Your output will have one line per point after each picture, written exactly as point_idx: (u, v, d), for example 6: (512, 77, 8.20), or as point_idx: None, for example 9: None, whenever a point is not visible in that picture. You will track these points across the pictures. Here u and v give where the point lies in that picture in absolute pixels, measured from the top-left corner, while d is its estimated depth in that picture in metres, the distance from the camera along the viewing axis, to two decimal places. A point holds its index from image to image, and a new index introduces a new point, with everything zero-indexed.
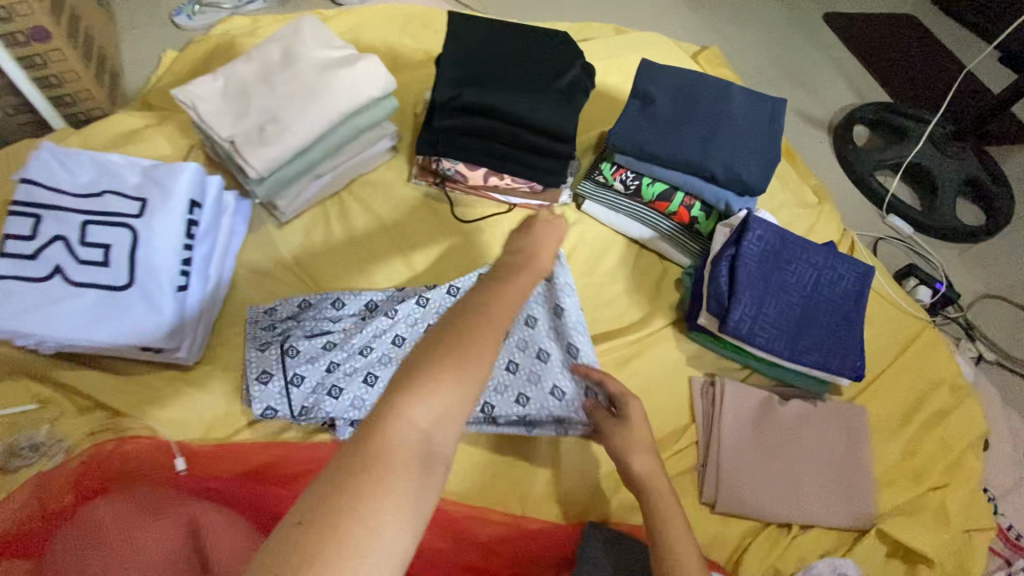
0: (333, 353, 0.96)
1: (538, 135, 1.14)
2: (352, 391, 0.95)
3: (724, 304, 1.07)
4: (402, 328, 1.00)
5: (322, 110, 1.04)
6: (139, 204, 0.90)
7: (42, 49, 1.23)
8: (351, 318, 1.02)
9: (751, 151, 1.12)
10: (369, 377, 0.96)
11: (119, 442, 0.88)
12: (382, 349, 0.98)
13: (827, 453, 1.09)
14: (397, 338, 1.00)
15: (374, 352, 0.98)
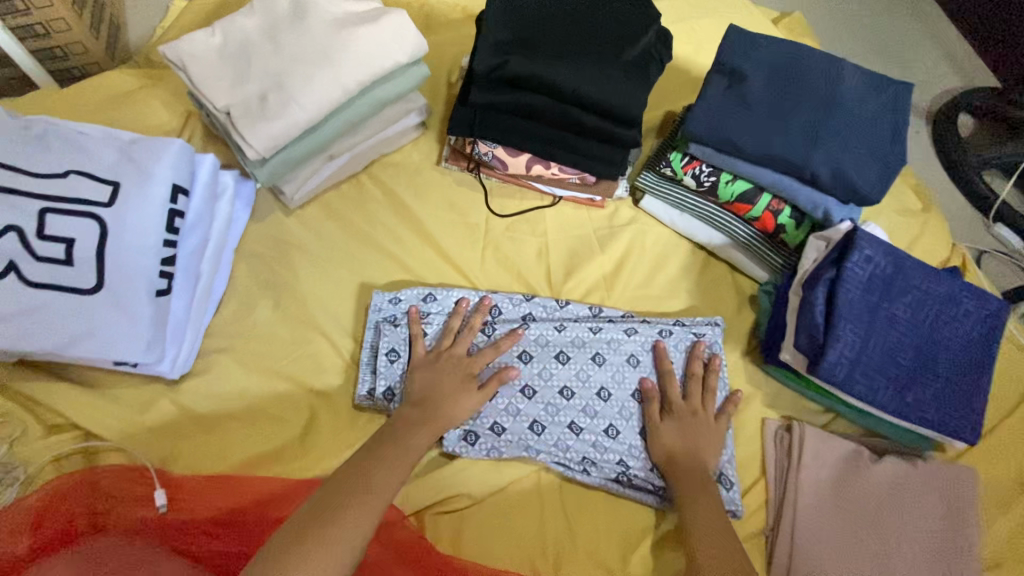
0: (496, 381, 0.87)
1: (599, 117, 0.92)
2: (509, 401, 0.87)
3: (817, 339, 0.87)
4: (588, 362, 0.90)
5: (337, 77, 0.85)
6: (110, 189, 0.73)
7: None
8: (542, 341, 0.91)
9: (866, 150, 0.89)
10: (533, 426, 0.87)
11: (89, 474, 0.75)
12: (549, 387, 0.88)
13: (929, 524, 0.89)
14: (574, 369, 0.89)
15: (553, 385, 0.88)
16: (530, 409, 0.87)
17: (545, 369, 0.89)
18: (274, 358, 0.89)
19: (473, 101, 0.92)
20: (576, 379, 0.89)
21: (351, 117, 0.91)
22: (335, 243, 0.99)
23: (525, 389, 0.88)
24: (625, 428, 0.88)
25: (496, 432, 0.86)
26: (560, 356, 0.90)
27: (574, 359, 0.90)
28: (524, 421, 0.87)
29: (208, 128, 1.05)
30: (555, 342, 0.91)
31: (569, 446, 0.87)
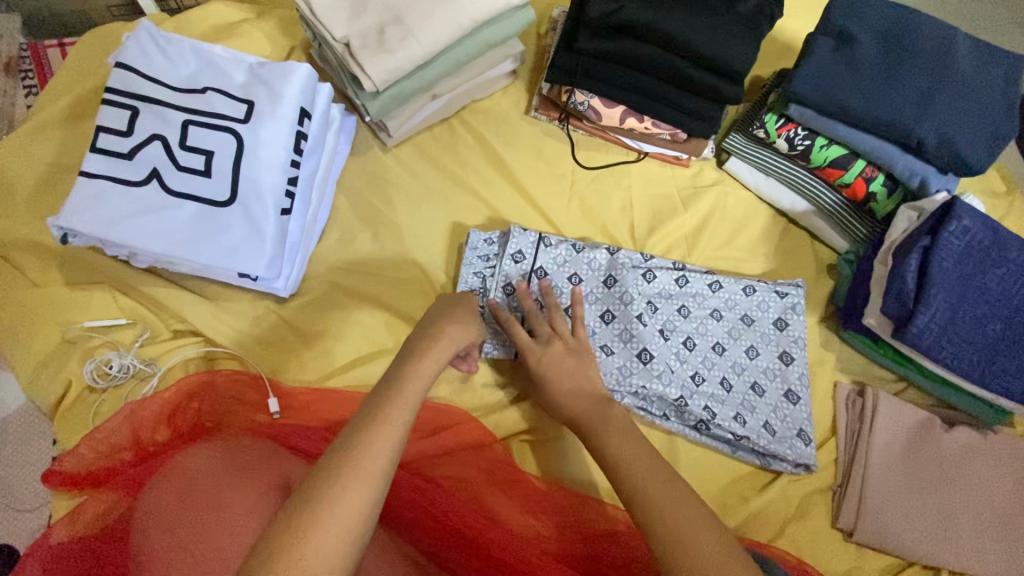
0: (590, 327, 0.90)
1: (705, 71, 0.92)
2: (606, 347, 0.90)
3: (907, 305, 0.88)
4: (675, 313, 0.92)
5: (453, 15, 0.87)
6: (245, 107, 0.77)
7: None
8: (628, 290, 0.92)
9: (975, 120, 0.89)
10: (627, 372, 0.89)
11: (212, 376, 0.80)
12: (645, 331, 0.90)
13: (998, 493, 0.90)
14: (664, 319, 0.92)
15: (648, 332, 0.90)
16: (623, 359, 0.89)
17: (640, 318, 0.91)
18: (371, 286, 0.93)
19: (581, 47, 0.93)
20: (664, 327, 0.91)
21: (457, 57, 0.93)
22: (428, 182, 1.02)
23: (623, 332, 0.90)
24: (708, 376, 0.91)
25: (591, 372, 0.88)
26: (649, 304, 0.92)
27: (663, 309, 0.92)
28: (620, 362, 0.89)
29: (309, 62, 1.07)
30: (646, 292, 0.92)
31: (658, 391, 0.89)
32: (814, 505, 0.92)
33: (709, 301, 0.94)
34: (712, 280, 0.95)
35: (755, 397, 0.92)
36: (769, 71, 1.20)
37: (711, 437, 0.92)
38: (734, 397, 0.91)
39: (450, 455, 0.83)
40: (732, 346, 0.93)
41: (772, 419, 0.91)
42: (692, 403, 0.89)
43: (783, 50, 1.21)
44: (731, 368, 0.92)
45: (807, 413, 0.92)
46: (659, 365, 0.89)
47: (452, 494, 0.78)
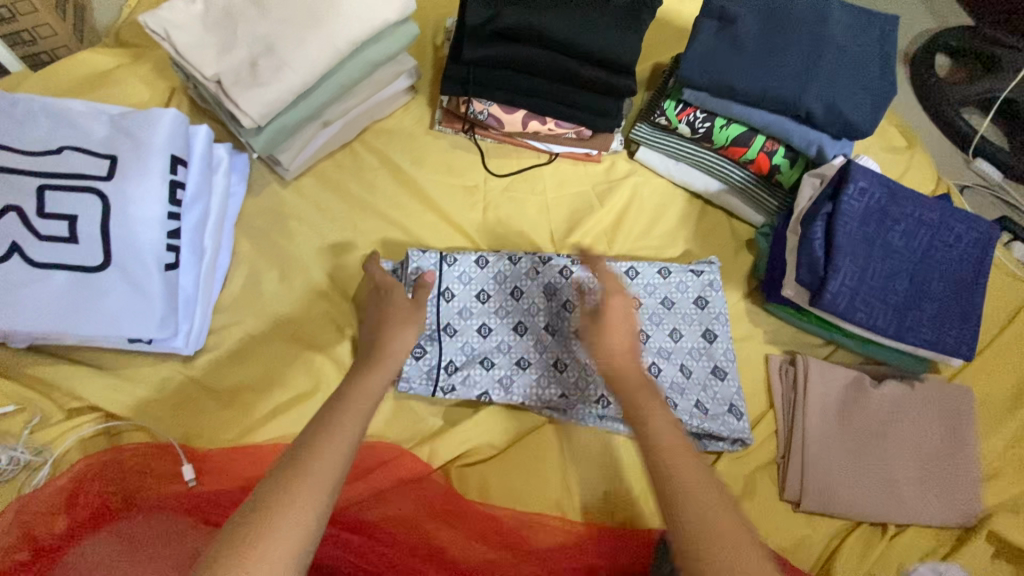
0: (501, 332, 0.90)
1: (595, 66, 0.92)
2: (527, 341, 0.90)
3: (819, 271, 0.89)
4: None
5: (328, 38, 0.84)
6: (108, 163, 0.72)
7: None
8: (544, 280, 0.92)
9: (857, 84, 0.91)
10: (556, 363, 0.89)
11: (116, 453, 0.76)
12: (566, 325, 0.91)
13: (929, 440, 0.94)
14: (584, 310, 0.92)
15: (570, 325, 0.91)
16: (557, 348, 0.89)
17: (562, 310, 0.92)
18: (284, 328, 0.89)
19: (468, 56, 0.92)
20: None
21: (342, 81, 0.90)
22: (334, 213, 0.98)
23: (547, 327, 0.90)
24: None
25: (521, 366, 0.88)
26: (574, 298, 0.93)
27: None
28: (548, 357, 0.89)
29: (192, 103, 1.02)
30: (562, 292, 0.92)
31: (587, 381, 0.88)
32: (761, 481, 0.92)
33: (626, 290, 0.95)
34: (629, 267, 0.96)
35: (683, 379, 0.92)
36: (667, 55, 1.21)
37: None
38: (663, 382, 0.91)
39: (382, 494, 0.79)
40: (655, 331, 0.94)
41: (703, 398, 0.91)
42: (621, 394, 0.88)
43: (679, 34, 1.22)
44: (658, 353, 0.92)
45: (738, 388, 0.93)
46: (583, 358, 0.89)
47: (388, 538, 0.73)
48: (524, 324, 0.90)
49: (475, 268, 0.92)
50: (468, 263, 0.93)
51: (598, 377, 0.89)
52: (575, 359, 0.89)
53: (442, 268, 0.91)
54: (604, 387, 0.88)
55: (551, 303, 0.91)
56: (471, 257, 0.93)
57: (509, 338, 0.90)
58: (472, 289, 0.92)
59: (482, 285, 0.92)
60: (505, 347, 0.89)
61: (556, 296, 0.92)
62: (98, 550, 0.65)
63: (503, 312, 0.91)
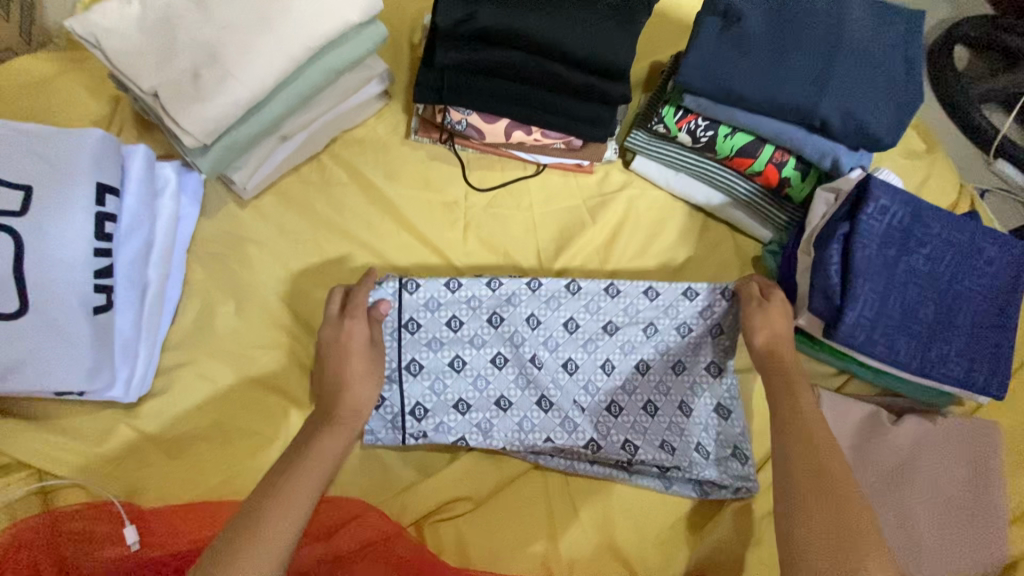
0: (477, 366, 0.79)
1: (584, 72, 0.82)
2: (506, 377, 0.79)
3: (834, 301, 0.80)
4: (593, 333, 0.80)
5: (280, 44, 0.74)
6: (21, 195, 0.62)
7: None
8: (530, 305, 0.78)
9: (878, 89, 0.82)
10: (540, 402, 0.79)
11: (50, 519, 0.68)
12: (555, 359, 0.80)
13: (953, 483, 0.85)
14: (579, 339, 0.80)
15: (560, 358, 0.80)
16: (541, 385, 0.79)
17: (552, 339, 0.79)
18: (241, 368, 0.80)
19: (441, 61, 0.82)
20: (582, 350, 0.80)
21: (301, 91, 0.80)
22: (298, 237, 0.89)
23: (533, 361, 0.79)
24: (628, 404, 0.81)
25: (501, 407, 0.79)
26: (567, 323, 0.80)
27: (583, 329, 0.80)
28: (531, 395, 0.79)
29: (140, 115, 0.93)
30: (551, 320, 0.79)
31: (574, 423, 0.79)
32: None
33: (632, 315, 0.80)
34: (646, 286, 0.80)
35: (683, 418, 0.81)
36: (666, 53, 1.10)
37: (640, 475, 0.82)
38: (663, 423, 0.81)
39: (345, 560, 0.70)
40: (658, 361, 0.81)
41: (705, 440, 0.82)
42: (613, 438, 0.80)
43: (678, 30, 1.11)
44: (657, 388, 0.81)
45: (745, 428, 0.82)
46: (572, 395, 0.80)
47: None
48: (504, 357, 0.79)
49: (445, 293, 0.77)
50: (439, 284, 0.77)
51: (588, 418, 0.80)
52: (563, 397, 0.80)
53: (403, 297, 0.76)
54: (593, 431, 0.79)
55: (538, 334, 0.79)
56: (438, 279, 0.77)
57: (486, 372, 0.79)
58: (442, 315, 0.77)
59: (453, 313, 0.78)
60: (481, 383, 0.79)
61: (543, 324, 0.79)
62: None
63: (480, 342, 0.79)
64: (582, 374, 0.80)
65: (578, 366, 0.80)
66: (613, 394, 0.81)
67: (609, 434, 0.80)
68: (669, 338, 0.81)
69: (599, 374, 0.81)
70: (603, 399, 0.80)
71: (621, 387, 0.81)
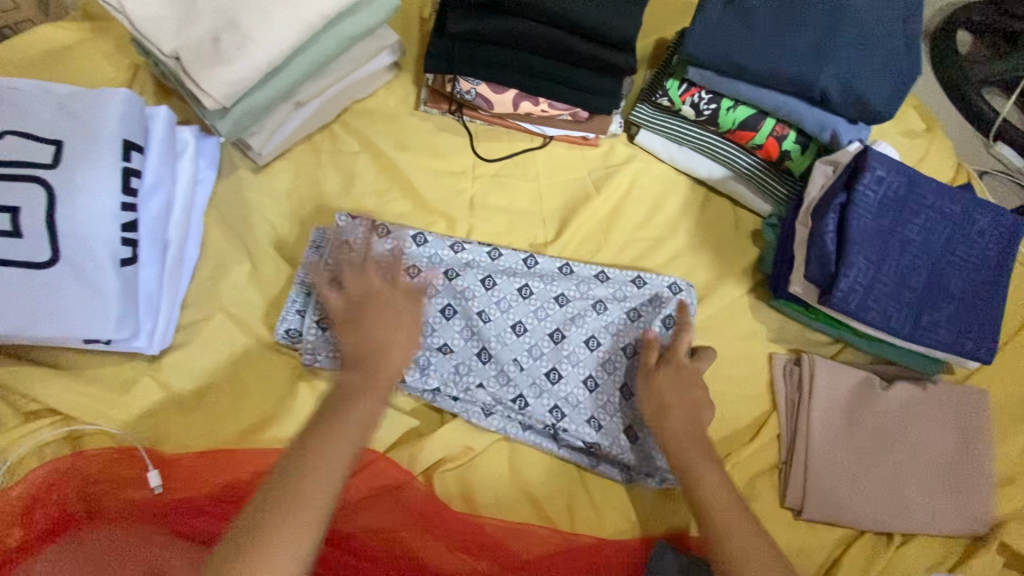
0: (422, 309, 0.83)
1: (592, 43, 0.84)
2: (451, 327, 0.83)
3: (830, 268, 0.83)
4: (548, 302, 0.85)
5: (297, 10, 0.76)
6: (53, 149, 0.66)
7: None
8: (488, 273, 0.85)
9: (876, 62, 0.84)
10: (480, 354, 0.83)
11: (75, 461, 0.71)
12: (503, 319, 0.83)
13: (940, 445, 0.89)
14: (529, 305, 0.85)
15: (507, 319, 0.84)
16: (484, 337, 0.83)
17: (503, 300, 0.84)
18: (258, 327, 0.84)
19: (453, 30, 0.84)
20: (532, 315, 0.84)
21: (317, 57, 0.82)
22: (312, 203, 0.92)
23: (480, 316, 0.83)
24: (569, 373, 0.83)
25: (443, 350, 0.82)
26: (521, 290, 0.85)
27: (535, 296, 0.85)
28: (473, 346, 0.83)
29: (159, 83, 0.95)
30: (505, 285, 0.85)
31: (507, 380, 0.82)
32: (762, 487, 0.88)
33: (586, 295, 0.87)
34: (598, 272, 0.90)
35: (621, 399, 0.84)
36: (671, 29, 1.12)
37: (565, 445, 0.84)
38: (598, 399, 0.83)
39: (361, 503, 0.75)
40: (608, 343, 0.85)
41: (638, 426, 0.83)
42: (543, 400, 0.82)
43: (684, 8, 1.13)
44: (602, 366, 0.84)
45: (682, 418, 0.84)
46: (513, 354, 0.83)
47: (370, 553, 0.70)
48: (452, 306, 0.83)
49: (410, 244, 0.85)
50: (411, 240, 0.85)
51: (527, 376, 0.83)
52: (503, 353, 0.82)
53: (371, 237, 0.84)
54: (527, 389, 0.82)
55: (491, 293, 0.84)
56: (406, 231, 0.86)
57: (433, 320, 0.83)
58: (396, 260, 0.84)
59: (412, 261, 0.85)
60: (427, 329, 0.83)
61: (495, 285, 0.84)
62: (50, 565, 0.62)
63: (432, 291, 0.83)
64: (529, 336, 0.84)
65: (526, 331, 0.84)
66: (556, 362, 0.84)
67: (542, 395, 0.82)
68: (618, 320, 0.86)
69: (544, 339, 0.84)
70: (544, 364, 0.83)
71: (567, 358, 0.84)
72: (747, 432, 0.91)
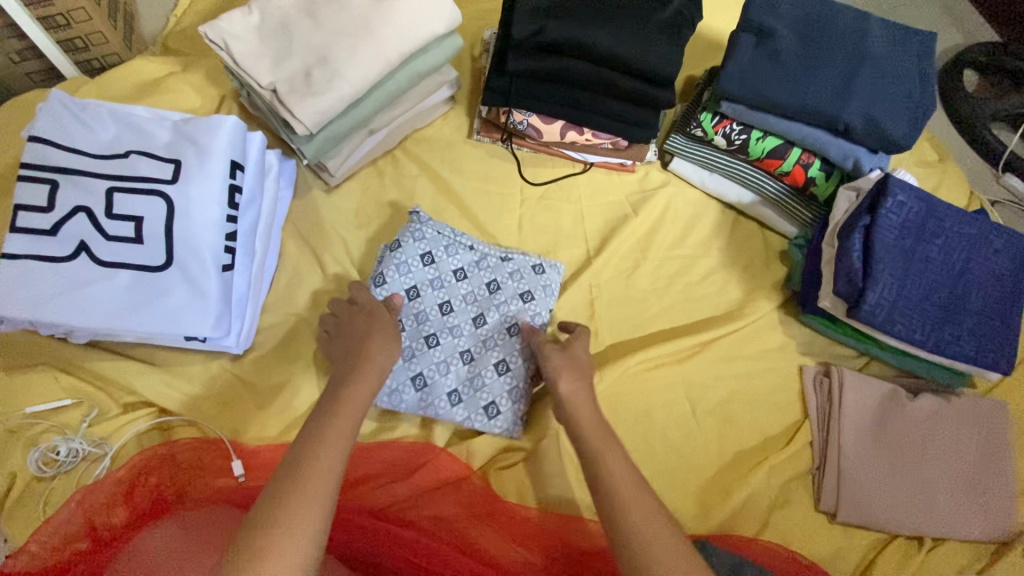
0: (419, 304, 0.89)
1: (637, 79, 0.94)
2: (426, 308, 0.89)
3: (858, 284, 0.89)
4: (482, 285, 0.92)
5: (379, 49, 0.86)
6: (172, 167, 0.76)
7: (64, 7, 1.07)
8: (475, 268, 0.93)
9: (894, 99, 0.92)
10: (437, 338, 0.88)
11: (171, 449, 0.78)
12: (401, 280, 0.89)
13: (966, 455, 0.93)
14: (437, 278, 0.91)
15: (405, 281, 0.90)
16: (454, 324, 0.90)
17: (469, 294, 0.92)
18: None
19: (511, 68, 0.94)
20: (466, 297, 0.91)
21: (390, 90, 0.92)
22: (376, 219, 1.00)
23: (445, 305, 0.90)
24: (482, 354, 0.89)
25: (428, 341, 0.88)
26: (425, 256, 0.92)
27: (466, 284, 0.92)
28: (424, 330, 0.89)
29: (241, 111, 1.06)
30: (412, 248, 0.91)
31: (445, 357, 0.88)
32: (796, 490, 0.93)
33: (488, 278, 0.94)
34: (505, 254, 0.95)
35: (492, 374, 0.88)
36: (700, 68, 1.22)
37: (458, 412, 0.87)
38: (488, 375, 0.88)
39: (426, 494, 0.82)
40: (461, 309, 0.91)
41: (479, 394, 0.87)
42: (410, 365, 0.87)
43: (712, 49, 1.24)
44: (480, 341, 0.90)
45: (505, 382, 0.88)
46: (401, 317, 0.88)
47: (437, 541, 0.75)
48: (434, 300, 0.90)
49: (425, 253, 0.91)
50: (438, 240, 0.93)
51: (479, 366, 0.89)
52: (453, 341, 0.89)
53: (423, 262, 0.91)
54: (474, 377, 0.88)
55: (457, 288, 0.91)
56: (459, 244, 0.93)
57: (426, 314, 0.89)
58: (409, 279, 0.90)
59: (425, 275, 0.91)
60: (422, 317, 0.89)
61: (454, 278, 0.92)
62: (157, 537, 0.67)
63: (432, 284, 0.91)
64: (450, 323, 0.90)
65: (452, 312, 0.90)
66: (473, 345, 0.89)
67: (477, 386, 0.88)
68: (506, 309, 0.91)
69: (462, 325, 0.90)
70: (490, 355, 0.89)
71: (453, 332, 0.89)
72: (780, 438, 0.96)
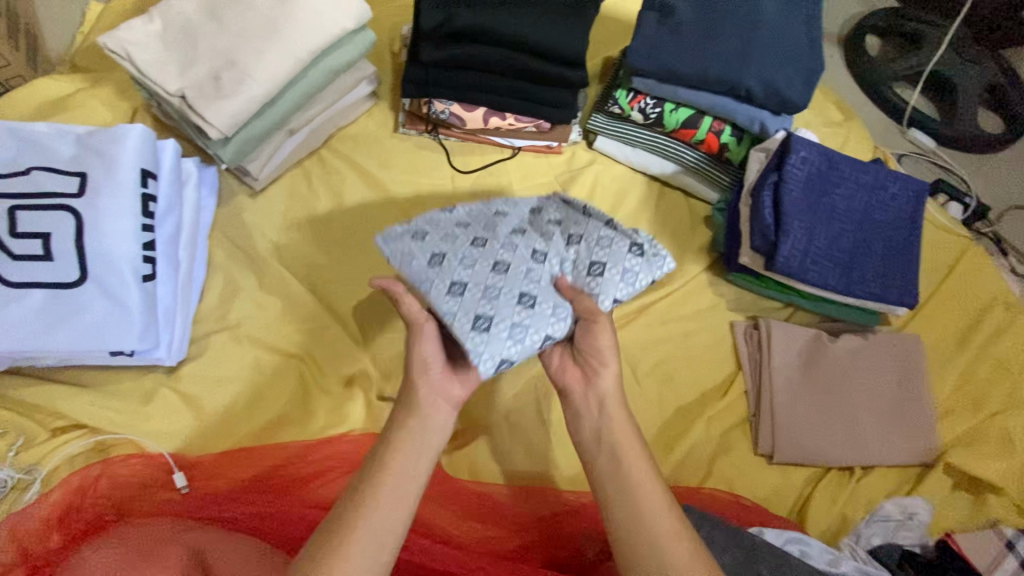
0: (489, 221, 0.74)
1: (547, 61, 0.97)
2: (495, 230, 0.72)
3: (771, 237, 0.95)
4: (563, 243, 0.72)
5: (287, 48, 0.87)
6: (79, 180, 0.74)
7: None
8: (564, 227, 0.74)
9: (788, 62, 0.99)
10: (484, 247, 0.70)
11: (106, 467, 0.76)
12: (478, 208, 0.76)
13: (887, 387, 1.00)
14: (524, 221, 0.75)
15: (486, 208, 0.76)
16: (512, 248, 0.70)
17: (546, 238, 0.72)
18: (264, 333, 0.90)
19: (425, 59, 0.96)
20: (542, 238, 0.72)
21: (305, 89, 0.93)
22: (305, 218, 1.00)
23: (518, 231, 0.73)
24: (519, 286, 0.67)
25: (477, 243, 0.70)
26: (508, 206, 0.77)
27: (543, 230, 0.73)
28: (479, 240, 0.70)
29: (157, 123, 1.04)
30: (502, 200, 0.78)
31: (481, 257, 0.69)
32: (736, 438, 0.98)
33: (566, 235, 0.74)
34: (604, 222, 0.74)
35: (520, 311, 0.65)
36: (615, 48, 1.27)
37: (456, 294, 0.66)
38: (507, 310, 0.65)
39: None
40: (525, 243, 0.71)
41: (484, 311, 0.65)
42: (440, 243, 0.70)
43: (625, 29, 1.28)
44: (524, 278, 0.68)
45: (506, 335, 0.64)
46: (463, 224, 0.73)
47: None
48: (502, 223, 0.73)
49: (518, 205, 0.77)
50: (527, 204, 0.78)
51: (510, 295, 0.66)
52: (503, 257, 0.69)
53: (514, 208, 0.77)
54: (495, 292, 0.66)
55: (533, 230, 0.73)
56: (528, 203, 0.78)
57: (489, 230, 0.72)
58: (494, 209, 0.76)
59: (510, 213, 0.76)
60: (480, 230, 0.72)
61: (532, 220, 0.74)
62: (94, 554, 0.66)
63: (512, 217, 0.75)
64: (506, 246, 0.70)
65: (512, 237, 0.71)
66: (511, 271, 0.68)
67: (494, 298, 0.66)
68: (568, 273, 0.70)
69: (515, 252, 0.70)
70: (523, 287, 0.67)
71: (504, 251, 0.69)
72: (718, 392, 1.01)
